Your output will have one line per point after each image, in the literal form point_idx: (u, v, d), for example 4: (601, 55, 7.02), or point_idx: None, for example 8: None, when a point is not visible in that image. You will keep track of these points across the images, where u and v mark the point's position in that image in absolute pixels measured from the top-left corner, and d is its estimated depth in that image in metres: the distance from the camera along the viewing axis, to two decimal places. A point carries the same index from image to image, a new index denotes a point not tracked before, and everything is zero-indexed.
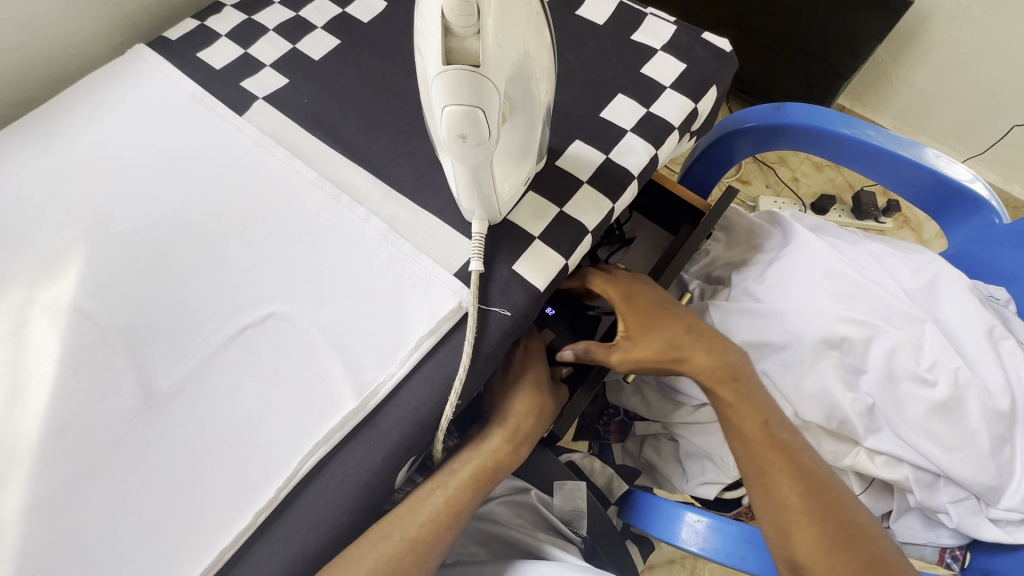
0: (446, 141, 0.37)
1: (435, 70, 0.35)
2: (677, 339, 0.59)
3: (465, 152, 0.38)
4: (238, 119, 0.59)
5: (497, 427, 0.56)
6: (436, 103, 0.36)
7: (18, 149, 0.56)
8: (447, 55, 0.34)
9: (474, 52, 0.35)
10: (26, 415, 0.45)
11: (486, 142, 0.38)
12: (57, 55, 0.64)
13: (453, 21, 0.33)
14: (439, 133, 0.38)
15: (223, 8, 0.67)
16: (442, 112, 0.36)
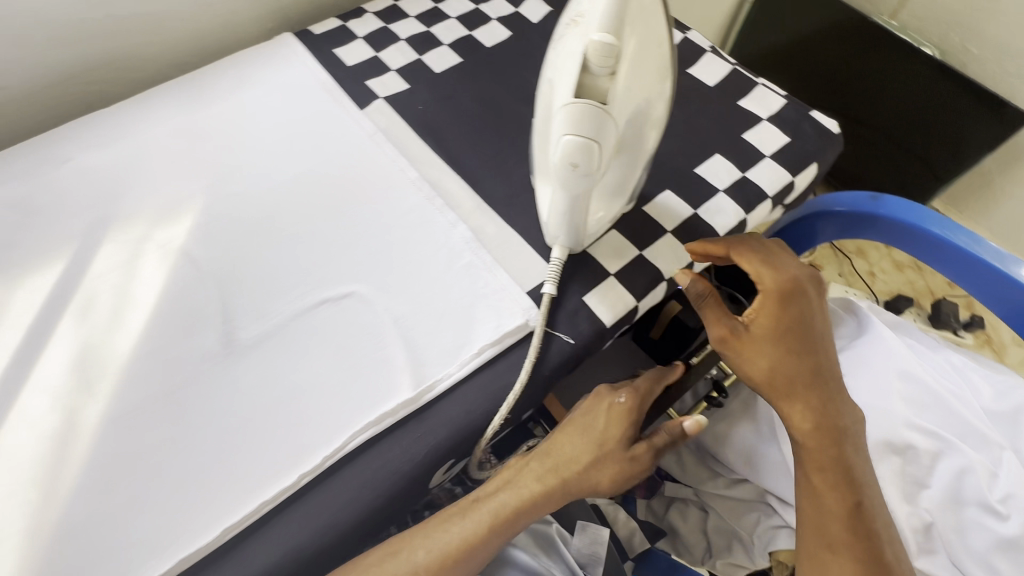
0: (557, 166, 0.39)
1: (565, 99, 0.37)
2: (789, 362, 0.47)
3: (573, 180, 0.40)
4: (358, 113, 0.64)
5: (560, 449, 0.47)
6: (556, 131, 0.38)
7: (171, 107, 0.64)
8: (578, 89, 0.36)
9: (604, 89, 0.37)
10: (122, 337, 0.50)
11: (594, 174, 0.39)
12: (218, 31, 0.72)
13: (592, 59, 0.35)
14: (552, 157, 0.39)
15: (365, 14, 0.74)
16: (560, 140, 0.37)
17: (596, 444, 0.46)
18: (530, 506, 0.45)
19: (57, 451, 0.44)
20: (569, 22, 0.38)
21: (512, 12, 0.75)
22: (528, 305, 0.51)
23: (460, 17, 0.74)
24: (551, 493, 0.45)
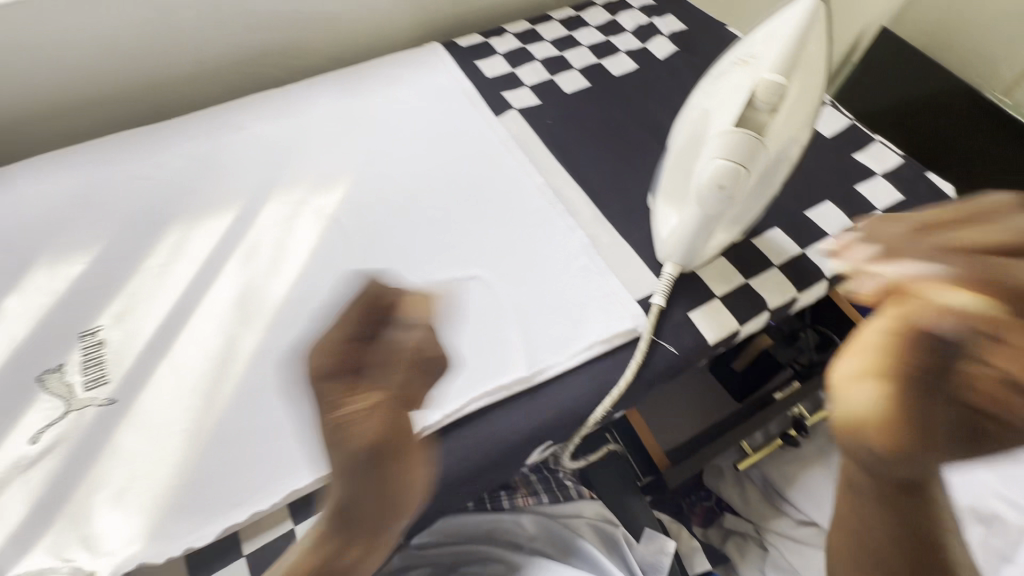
0: (702, 186, 0.43)
1: (722, 128, 0.42)
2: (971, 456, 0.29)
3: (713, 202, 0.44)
4: (494, 119, 0.70)
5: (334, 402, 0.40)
6: (709, 154, 0.43)
7: (332, 94, 0.73)
8: (739, 120, 0.41)
9: (762, 124, 0.41)
10: (278, 283, 0.57)
11: (735, 198, 0.43)
12: (370, 33, 0.82)
13: (759, 96, 0.40)
14: (698, 178, 0.44)
15: (506, 34, 0.82)
16: (712, 162, 0.42)
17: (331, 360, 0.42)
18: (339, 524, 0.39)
19: (216, 369, 0.51)
20: (736, 63, 0.43)
21: (639, 48, 0.81)
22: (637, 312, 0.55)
23: (590, 46, 0.81)
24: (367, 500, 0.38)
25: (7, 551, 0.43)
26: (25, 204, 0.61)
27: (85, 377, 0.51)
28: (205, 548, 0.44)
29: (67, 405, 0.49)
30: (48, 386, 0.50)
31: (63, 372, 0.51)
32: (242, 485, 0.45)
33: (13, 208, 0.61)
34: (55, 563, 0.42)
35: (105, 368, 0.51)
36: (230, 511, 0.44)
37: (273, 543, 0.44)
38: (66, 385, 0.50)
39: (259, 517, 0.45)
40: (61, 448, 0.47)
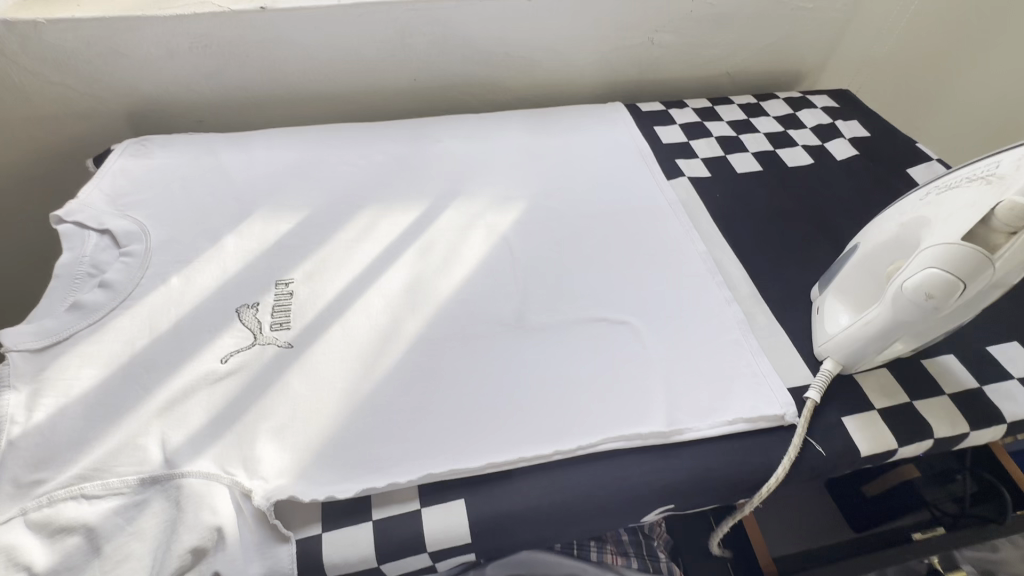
0: (908, 290, 0.43)
1: (947, 239, 0.41)
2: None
3: (916, 310, 0.43)
4: (664, 182, 0.73)
5: None
6: (923, 260, 0.42)
7: (519, 129, 0.80)
8: (968, 234, 0.40)
9: (994, 244, 0.40)
10: (444, 281, 0.62)
11: (941, 310, 0.42)
12: (560, 83, 0.90)
13: (999, 216, 0.39)
14: (905, 281, 0.43)
15: (685, 108, 0.86)
16: (927, 268, 0.41)
17: None
18: None
19: (379, 343, 0.56)
20: (969, 179, 0.43)
21: (817, 145, 0.81)
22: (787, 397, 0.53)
23: (768, 134, 0.83)
24: None
25: (184, 448, 0.48)
26: (257, 166, 0.73)
27: (273, 319, 0.57)
28: (339, 501, 0.47)
29: (254, 338, 0.56)
30: (242, 318, 0.57)
31: (256, 309, 0.58)
32: (383, 455, 0.48)
33: (247, 167, 0.72)
34: (217, 471, 0.47)
35: (289, 315, 0.58)
36: (369, 475, 0.47)
37: (397, 517, 0.46)
38: (256, 321, 0.57)
39: (393, 488, 0.47)
40: (243, 374, 0.53)
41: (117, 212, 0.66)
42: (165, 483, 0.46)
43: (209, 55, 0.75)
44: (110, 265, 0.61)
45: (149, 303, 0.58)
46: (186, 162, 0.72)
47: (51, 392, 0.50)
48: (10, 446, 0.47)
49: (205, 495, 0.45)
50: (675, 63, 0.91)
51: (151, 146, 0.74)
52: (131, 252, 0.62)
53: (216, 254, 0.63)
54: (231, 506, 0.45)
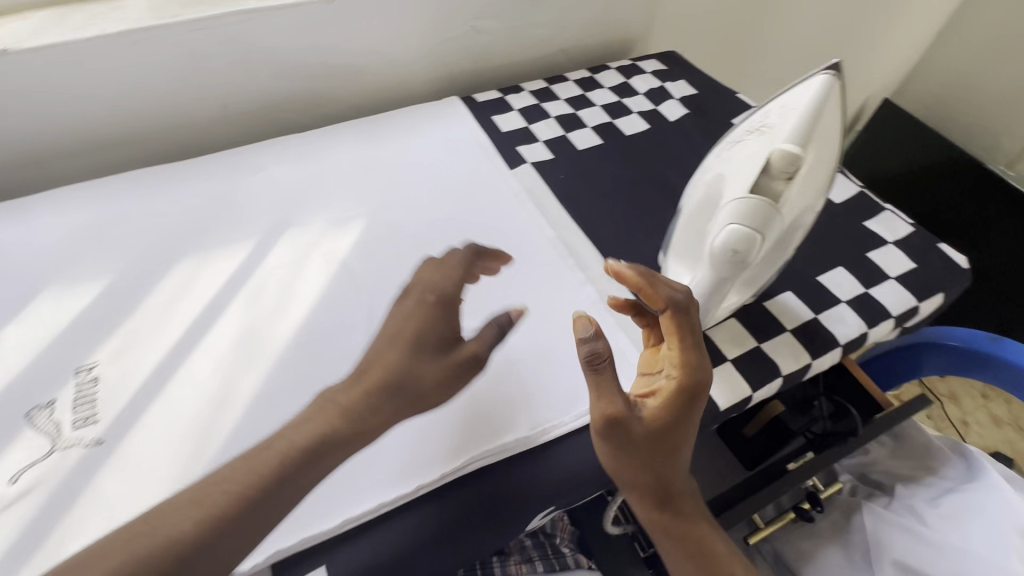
0: (718, 249, 0.43)
1: (739, 194, 0.42)
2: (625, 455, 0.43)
3: (728, 265, 0.43)
4: (507, 172, 0.71)
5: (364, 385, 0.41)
6: (723, 219, 0.43)
7: (351, 141, 0.75)
8: (754, 187, 0.42)
9: (778, 192, 0.42)
10: (282, 326, 0.56)
11: (748, 264, 0.43)
12: (392, 84, 0.85)
13: (774, 165, 0.41)
14: (713, 240, 0.43)
15: (522, 91, 0.85)
16: (727, 226, 0.42)
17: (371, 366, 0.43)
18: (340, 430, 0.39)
19: (211, 413, 0.50)
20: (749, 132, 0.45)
21: (651, 109, 0.83)
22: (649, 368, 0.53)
23: (605, 106, 0.83)
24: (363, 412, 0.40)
25: None
26: (41, 236, 0.62)
27: (76, 415, 0.49)
28: None
29: (53, 444, 0.47)
30: (36, 423, 0.48)
31: (52, 408, 0.49)
32: None
33: (28, 240, 0.61)
34: None
35: (96, 405, 0.50)
36: None
37: None
38: (54, 423, 0.48)
39: None
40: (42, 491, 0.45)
41: None
42: None
43: None
44: None
45: None
46: None
47: None
48: None
49: None
50: (505, 47, 0.89)
51: None
52: None
53: None
54: None
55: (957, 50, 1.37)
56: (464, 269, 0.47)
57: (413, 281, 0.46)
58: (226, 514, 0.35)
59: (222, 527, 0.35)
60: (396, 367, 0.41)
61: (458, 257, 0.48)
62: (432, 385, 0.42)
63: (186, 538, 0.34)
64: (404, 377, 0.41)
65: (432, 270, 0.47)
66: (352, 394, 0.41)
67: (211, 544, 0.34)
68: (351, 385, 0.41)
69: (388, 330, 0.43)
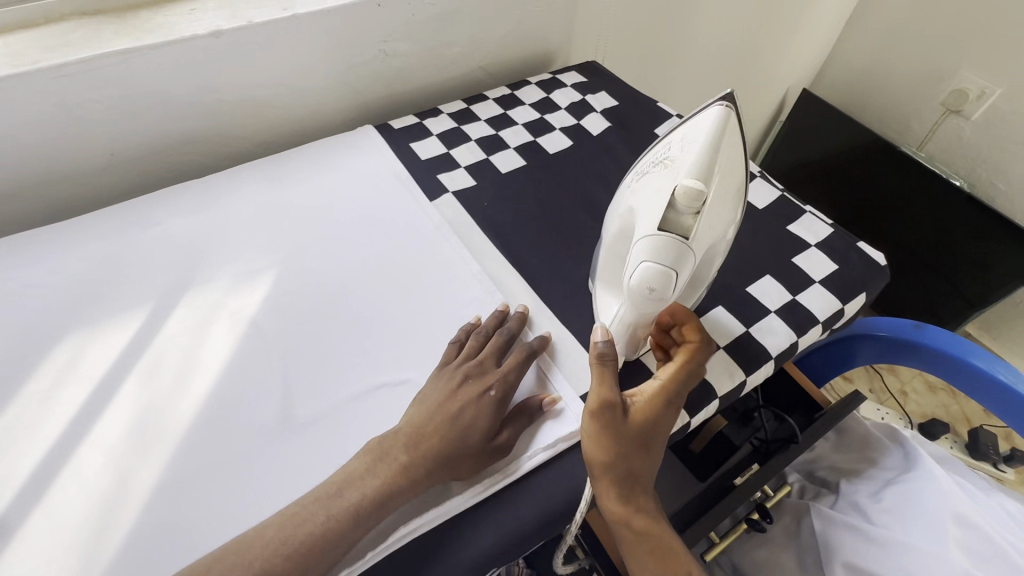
0: (635, 287, 0.42)
1: (651, 231, 0.42)
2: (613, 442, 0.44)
3: (646, 303, 0.43)
4: (428, 204, 0.68)
5: (403, 456, 0.45)
6: (637, 257, 0.42)
7: (259, 183, 0.70)
8: (662, 223, 0.42)
9: (687, 226, 0.42)
10: (185, 401, 0.51)
11: (667, 299, 0.43)
12: (302, 116, 0.80)
13: (680, 200, 0.41)
14: (630, 278, 0.43)
15: (440, 114, 0.81)
16: (640, 265, 0.42)
17: (408, 429, 0.47)
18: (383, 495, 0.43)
19: (101, 515, 0.44)
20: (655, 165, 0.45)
21: (574, 124, 0.81)
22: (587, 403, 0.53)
23: (526, 123, 0.81)
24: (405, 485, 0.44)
25: None
26: None
27: None
28: None
29: None
30: None
31: None
32: None
33: None
34: None
35: None
36: None
37: None
38: None
39: None
40: None
41: None
42: None
43: None
44: None
45: None
46: None
47: None
48: None
49: None
50: (419, 68, 0.85)
51: None
52: None
53: None
54: None
55: (865, 39, 1.43)
56: (509, 337, 0.54)
57: (469, 362, 0.51)
58: (303, 556, 0.40)
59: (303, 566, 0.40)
60: (446, 434, 0.46)
61: (516, 353, 0.53)
62: (476, 456, 0.47)
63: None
64: (450, 446, 0.46)
65: (493, 347, 0.53)
66: (411, 455, 0.45)
67: None
68: (409, 447, 0.45)
69: (448, 404, 0.48)
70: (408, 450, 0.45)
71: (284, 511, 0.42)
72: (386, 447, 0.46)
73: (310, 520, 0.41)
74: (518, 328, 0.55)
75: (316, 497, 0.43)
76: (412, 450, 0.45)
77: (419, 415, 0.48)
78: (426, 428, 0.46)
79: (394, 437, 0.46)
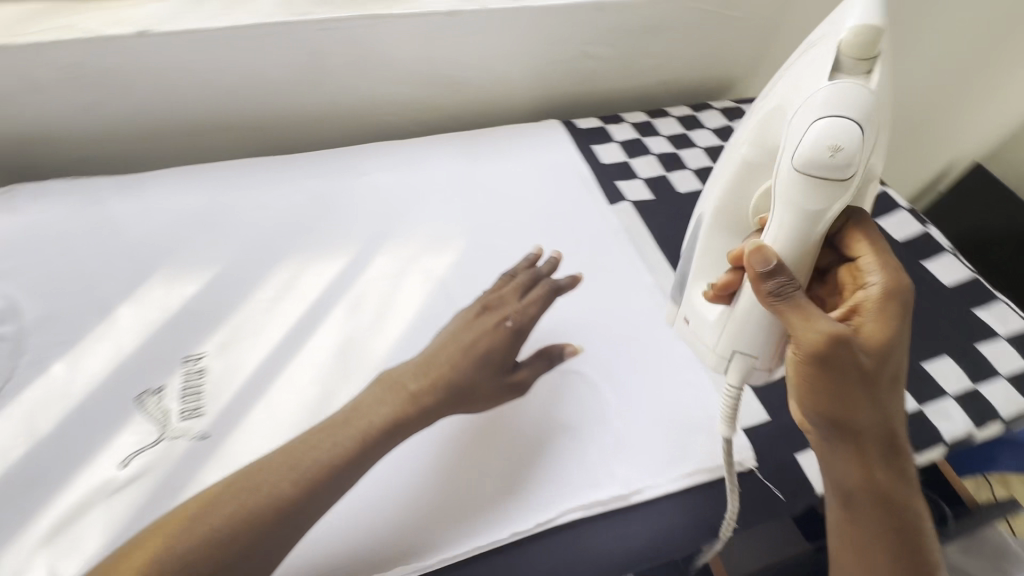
0: (809, 146, 0.40)
1: (820, 85, 0.41)
2: (842, 392, 0.41)
3: (834, 170, 0.40)
4: (608, 208, 0.71)
5: (409, 391, 0.45)
6: (805, 117, 0.41)
7: (454, 155, 0.75)
8: (832, 72, 0.41)
9: (855, 73, 0.41)
10: (381, 340, 0.56)
11: (852, 161, 0.40)
12: (493, 99, 0.84)
13: (846, 51, 0.41)
14: (800, 151, 0.41)
15: (623, 122, 0.83)
16: (813, 123, 0.40)
17: (416, 362, 0.47)
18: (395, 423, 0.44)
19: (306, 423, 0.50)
20: (809, 47, 0.44)
21: None
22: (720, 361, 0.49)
23: (707, 148, 0.82)
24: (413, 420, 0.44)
25: None
26: (156, 215, 0.63)
27: (183, 404, 0.50)
28: None
29: (161, 431, 0.48)
30: (146, 408, 0.50)
31: (160, 395, 0.51)
32: (319, 558, 0.43)
33: (145, 218, 0.63)
34: None
35: (201, 397, 0.51)
36: None
37: None
38: (163, 410, 0.50)
39: None
40: (146, 478, 0.46)
41: None
42: None
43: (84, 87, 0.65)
44: None
45: (29, 400, 0.49)
46: (66, 215, 0.62)
47: None
48: None
49: None
50: (611, 75, 0.87)
51: (20, 196, 0.63)
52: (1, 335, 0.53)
53: (108, 330, 0.54)
54: None
55: None
56: (528, 288, 0.54)
57: (491, 295, 0.52)
58: (309, 487, 0.40)
59: (273, 518, 0.39)
60: (460, 364, 0.47)
61: (538, 290, 0.53)
62: (490, 385, 0.49)
63: (269, 500, 0.39)
64: (440, 396, 0.46)
65: (497, 289, 0.54)
66: (420, 383, 0.46)
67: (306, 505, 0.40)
68: (418, 375, 0.46)
69: (423, 357, 0.48)
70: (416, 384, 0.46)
71: (288, 443, 0.42)
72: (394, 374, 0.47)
73: (307, 460, 0.41)
74: (544, 270, 0.55)
75: (325, 427, 0.43)
76: (422, 376, 0.46)
77: (387, 376, 0.47)
78: (436, 358, 0.47)
79: (346, 411, 0.44)
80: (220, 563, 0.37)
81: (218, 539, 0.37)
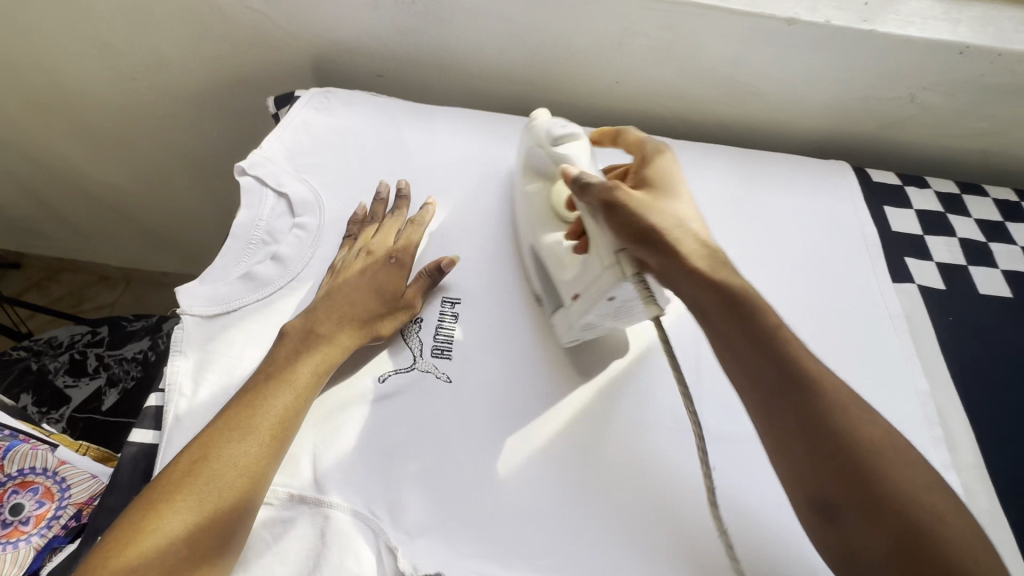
0: (554, 137, 0.54)
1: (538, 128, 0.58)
2: (640, 229, 0.45)
3: (572, 134, 0.54)
4: (887, 288, 0.62)
5: (307, 338, 0.50)
6: (539, 138, 0.56)
7: (724, 173, 0.69)
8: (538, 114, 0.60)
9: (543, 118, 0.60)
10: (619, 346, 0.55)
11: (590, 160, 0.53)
12: (778, 120, 0.76)
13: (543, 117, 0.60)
14: (548, 137, 0.55)
15: (927, 188, 0.71)
16: (548, 135, 0.55)
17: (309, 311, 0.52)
18: (320, 365, 0.49)
19: (541, 405, 0.51)
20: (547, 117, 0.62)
21: None
22: (607, 267, 0.45)
23: None
24: (317, 362, 0.49)
25: (335, 471, 0.46)
26: (437, 150, 0.67)
27: (435, 343, 0.54)
28: None
29: (413, 361, 0.52)
30: (404, 334, 0.54)
31: (419, 328, 0.54)
32: (532, 543, 0.44)
33: (428, 150, 0.67)
34: (364, 511, 0.44)
35: (451, 341, 0.54)
36: (512, 560, 0.44)
37: None
38: (418, 342, 0.53)
39: None
40: (397, 400, 0.50)
41: (294, 172, 0.63)
42: (314, 508, 0.45)
43: (410, 14, 0.69)
44: (283, 236, 0.59)
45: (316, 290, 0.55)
46: (367, 128, 0.67)
47: (215, 368, 0.50)
48: (177, 421, 0.47)
49: (353, 536, 0.43)
50: (929, 129, 0.74)
51: (334, 100, 0.70)
52: (304, 224, 0.59)
53: None
54: (375, 558, 0.43)
55: None
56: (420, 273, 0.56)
57: (371, 231, 0.59)
58: (246, 485, 0.42)
59: (227, 519, 0.41)
60: (352, 287, 0.54)
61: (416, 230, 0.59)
62: (382, 319, 0.53)
63: (215, 505, 0.41)
64: (344, 350, 0.50)
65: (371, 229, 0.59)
66: (326, 324, 0.51)
67: (250, 499, 0.42)
68: (329, 319, 0.51)
69: (335, 316, 0.52)
70: (310, 330, 0.50)
71: (202, 439, 0.44)
72: (293, 329, 0.51)
73: (234, 456, 0.43)
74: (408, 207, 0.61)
75: (238, 406, 0.46)
76: (310, 319, 0.51)
77: (294, 329, 0.51)
78: (330, 302, 0.53)
79: (256, 368, 0.49)
80: (191, 557, 0.39)
81: (184, 539, 0.39)
